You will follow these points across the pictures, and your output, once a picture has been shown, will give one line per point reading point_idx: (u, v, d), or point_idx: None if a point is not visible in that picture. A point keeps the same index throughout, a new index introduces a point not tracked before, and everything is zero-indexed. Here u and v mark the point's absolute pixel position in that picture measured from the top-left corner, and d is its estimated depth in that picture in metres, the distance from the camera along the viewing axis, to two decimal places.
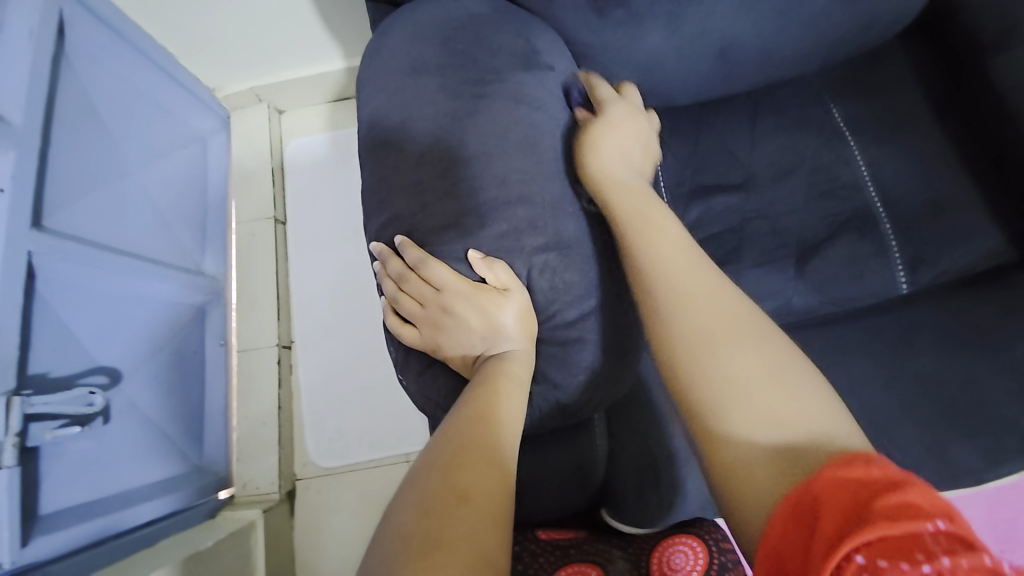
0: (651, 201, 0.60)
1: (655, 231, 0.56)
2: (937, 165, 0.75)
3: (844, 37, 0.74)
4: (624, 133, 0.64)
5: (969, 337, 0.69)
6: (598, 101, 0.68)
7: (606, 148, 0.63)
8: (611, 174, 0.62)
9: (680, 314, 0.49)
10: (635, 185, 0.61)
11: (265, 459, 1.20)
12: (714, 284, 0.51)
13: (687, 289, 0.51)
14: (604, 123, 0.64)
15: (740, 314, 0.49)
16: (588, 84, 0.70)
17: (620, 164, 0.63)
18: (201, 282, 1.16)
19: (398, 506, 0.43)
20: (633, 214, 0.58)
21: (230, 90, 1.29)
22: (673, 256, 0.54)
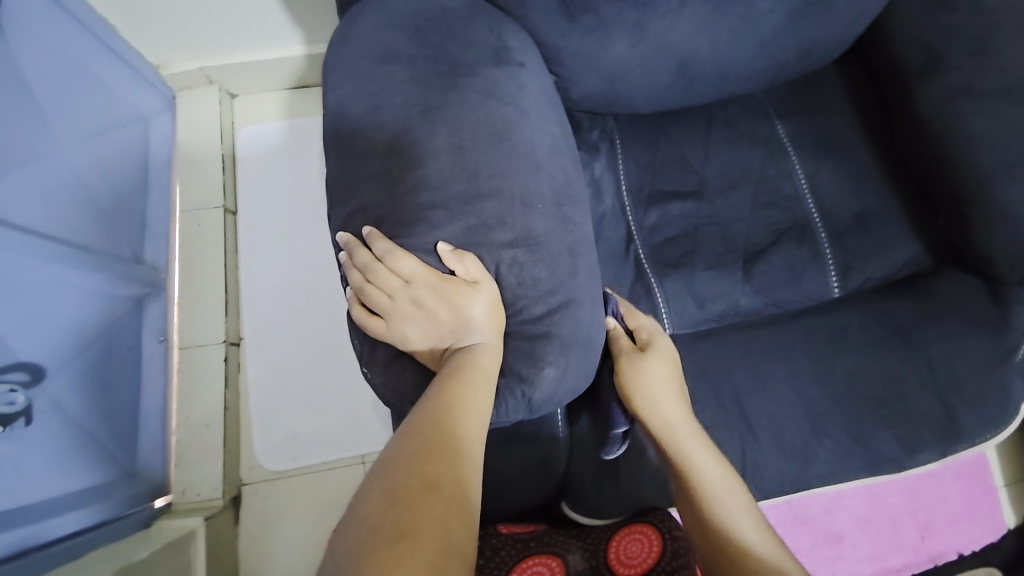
0: (702, 437, 0.65)
1: (716, 469, 0.63)
2: (866, 182, 0.83)
3: (789, 59, 0.80)
4: (669, 365, 0.69)
5: (891, 336, 0.77)
6: (643, 335, 0.71)
7: (659, 381, 0.67)
8: (668, 414, 0.65)
9: (758, 569, 0.56)
10: (687, 418, 0.66)
11: (209, 463, 1.12)
12: (761, 520, 0.61)
13: (757, 549, 0.58)
14: (654, 364, 0.67)
15: (787, 552, 0.59)
16: (630, 316, 0.73)
17: (673, 415, 0.65)
18: (139, 273, 1.09)
19: (364, 496, 0.43)
20: (698, 463, 0.63)
21: (177, 68, 1.20)
22: (730, 495, 0.61)
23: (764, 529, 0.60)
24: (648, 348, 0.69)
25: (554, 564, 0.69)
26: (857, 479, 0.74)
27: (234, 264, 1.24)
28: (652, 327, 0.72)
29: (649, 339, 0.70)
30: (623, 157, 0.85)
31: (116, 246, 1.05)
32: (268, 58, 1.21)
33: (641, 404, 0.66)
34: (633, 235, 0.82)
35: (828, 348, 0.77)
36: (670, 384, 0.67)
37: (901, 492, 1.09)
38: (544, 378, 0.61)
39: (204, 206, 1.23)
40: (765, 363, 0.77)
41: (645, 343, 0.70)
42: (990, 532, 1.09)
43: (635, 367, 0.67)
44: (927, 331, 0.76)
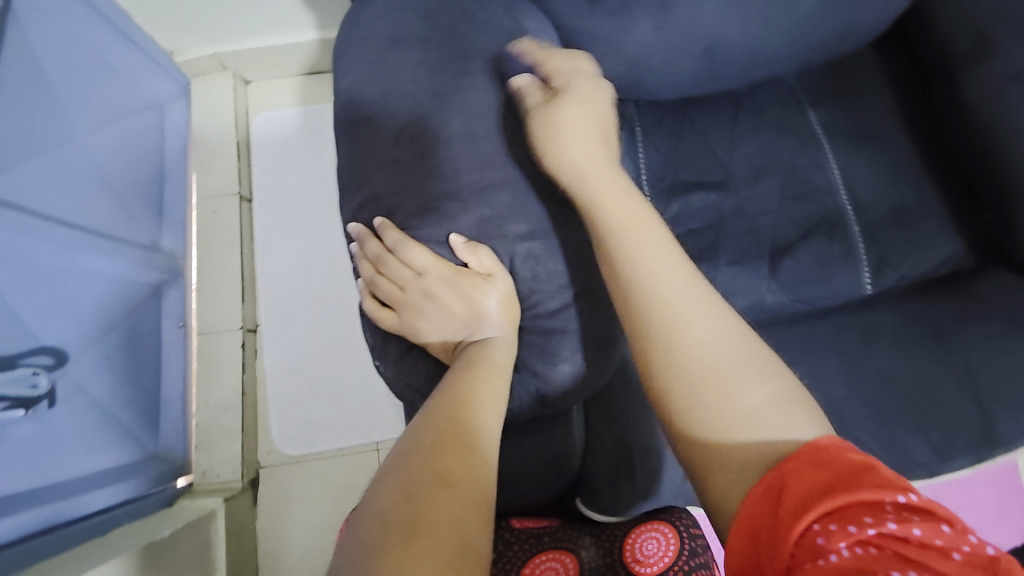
0: (636, 211, 0.56)
1: (644, 241, 0.53)
2: (903, 174, 0.79)
3: (824, 42, 0.75)
4: (590, 128, 0.60)
5: (926, 337, 0.73)
6: (557, 79, 0.61)
7: (575, 132, 0.59)
8: (587, 180, 0.57)
9: (685, 346, 0.48)
10: (611, 189, 0.57)
11: (228, 446, 1.15)
12: (705, 294, 0.51)
13: (688, 323, 0.49)
14: (568, 101, 0.59)
15: (739, 333, 0.49)
16: (540, 61, 0.62)
17: (580, 151, 0.58)
18: (157, 260, 1.10)
19: (378, 489, 0.42)
20: (620, 242, 0.54)
21: (190, 54, 1.20)
22: (661, 273, 0.51)
23: (704, 299, 0.50)
24: (566, 95, 0.60)
25: (567, 559, 0.67)
26: None
27: (251, 251, 1.25)
28: (584, 63, 0.63)
29: (564, 86, 0.61)
30: (644, 145, 0.81)
31: (134, 233, 1.06)
32: (281, 44, 1.19)
33: (541, 143, 0.59)
34: None
35: (857, 348, 0.74)
36: (596, 150, 0.59)
37: (926, 497, 1.04)
38: (559, 373, 0.60)
39: (219, 194, 1.25)
40: (789, 363, 0.74)
41: (563, 81, 0.61)
42: (1016, 537, 1.06)
43: (546, 113, 0.59)
44: (966, 333, 0.72)
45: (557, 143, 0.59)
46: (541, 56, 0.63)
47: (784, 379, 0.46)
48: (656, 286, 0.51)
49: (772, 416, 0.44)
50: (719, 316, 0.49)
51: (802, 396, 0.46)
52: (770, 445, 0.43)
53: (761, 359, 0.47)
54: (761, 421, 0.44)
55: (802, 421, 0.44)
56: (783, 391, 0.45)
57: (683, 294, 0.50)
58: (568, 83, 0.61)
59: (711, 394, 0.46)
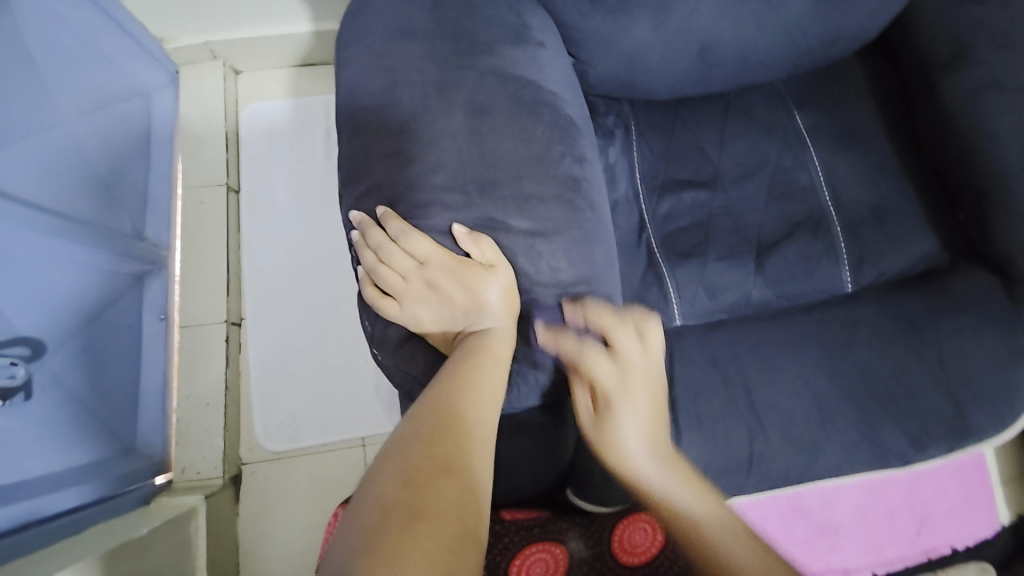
0: (657, 433, 0.64)
1: (651, 448, 0.63)
2: (882, 177, 0.82)
3: (812, 48, 0.79)
4: (641, 420, 0.63)
5: (904, 332, 0.76)
6: (604, 398, 0.62)
7: (630, 432, 0.62)
8: (646, 477, 0.61)
9: (693, 524, 0.59)
10: (654, 434, 0.63)
11: (209, 443, 1.12)
12: (695, 481, 0.62)
13: (691, 503, 0.60)
14: (621, 425, 0.62)
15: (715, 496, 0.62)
16: (576, 351, 0.61)
17: (638, 441, 0.62)
18: (141, 250, 1.07)
19: (376, 476, 0.42)
20: (650, 472, 0.61)
21: (181, 42, 1.18)
22: (667, 476, 0.62)
23: (700, 493, 0.61)
24: (614, 401, 0.61)
25: (557, 551, 0.71)
26: (860, 473, 0.74)
27: (237, 242, 1.23)
28: (619, 336, 0.62)
29: (612, 398, 0.62)
30: (638, 144, 0.83)
31: (117, 221, 1.03)
32: (274, 34, 1.18)
33: (610, 456, 0.62)
34: (645, 224, 0.81)
35: (839, 342, 0.77)
36: (648, 419, 0.63)
37: (898, 486, 1.09)
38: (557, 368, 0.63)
39: (206, 183, 1.22)
40: (775, 356, 0.76)
41: (605, 385, 0.61)
42: (985, 529, 1.11)
43: (598, 426, 0.62)
44: (938, 327, 0.76)
45: (609, 438, 0.62)
46: (585, 324, 0.61)
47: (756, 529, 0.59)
48: (668, 490, 0.61)
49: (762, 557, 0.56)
50: (712, 501, 0.61)
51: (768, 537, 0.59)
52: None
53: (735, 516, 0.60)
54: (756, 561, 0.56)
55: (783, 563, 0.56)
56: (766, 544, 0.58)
57: (686, 490, 0.61)
58: (622, 365, 0.62)
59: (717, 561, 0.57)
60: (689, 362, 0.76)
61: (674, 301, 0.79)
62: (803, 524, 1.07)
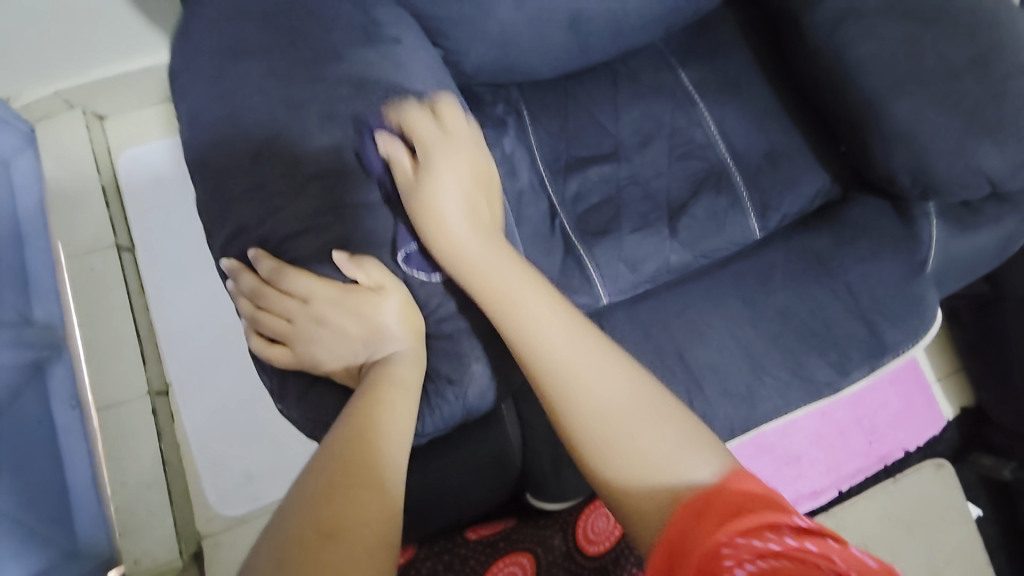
0: (505, 251, 0.55)
1: (516, 283, 0.53)
2: (770, 119, 0.84)
3: (681, 4, 0.78)
4: (467, 193, 0.56)
5: (814, 267, 0.79)
6: (421, 144, 0.56)
7: (449, 196, 0.55)
8: (473, 265, 0.54)
9: (575, 390, 0.49)
10: (510, 273, 0.54)
11: (157, 527, 1.01)
12: (588, 336, 0.52)
13: (573, 361, 0.50)
14: (435, 177, 0.55)
15: (603, 347, 0.52)
16: (404, 118, 0.58)
17: (460, 218, 0.55)
18: (32, 337, 0.98)
19: (254, 558, 0.37)
20: (488, 280, 0.54)
21: (28, 96, 1.04)
22: (567, 339, 0.51)
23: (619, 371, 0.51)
24: (432, 157, 0.56)
25: (525, 560, 0.70)
26: (801, 408, 0.77)
27: (143, 303, 1.12)
28: (446, 113, 0.59)
29: (429, 149, 0.56)
30: (533, 128, 0.81)
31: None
32: (130, 71, 1.07)
33: (428, 225, 0.55)
34: (556, 209, 0.79)
35: (759, 289, 0.78)
36: (475, 190, 0.57)
37: (845, 406, 1.15)
38: (473, 373, 0.58)
39: (91, 248, 1.09)
40: (701, 314, 0.77)
41: (424, 140, 0.56)
42: (931, 426, 1.19)
43: (413, 182, 0.56)
44: (843, 256, 0.79)
45: (434, 226, 0.55)
46: (401, 114, 0.58)
47: (666, 406, 0.49)
48: (556, 350, 0.51)
49: (673, 454, 0.47)
50: (620, 373, 0.50)
51: (680, 418, 0.49)
52: (665, 489, 0.46)
53: (642, 389, 0.50)
54: (655, 463, 0.46)
55: (690, 457, 0.47)
56: (678, 428, 0.48)
57: (593, 361, 0.51)
58: (426, 140, 0.56)
59: (600, 428, 0.48)
60: (621, 337, 0.75)
61: (598, 281, 0.78)
62: (769, 460, 1.11)
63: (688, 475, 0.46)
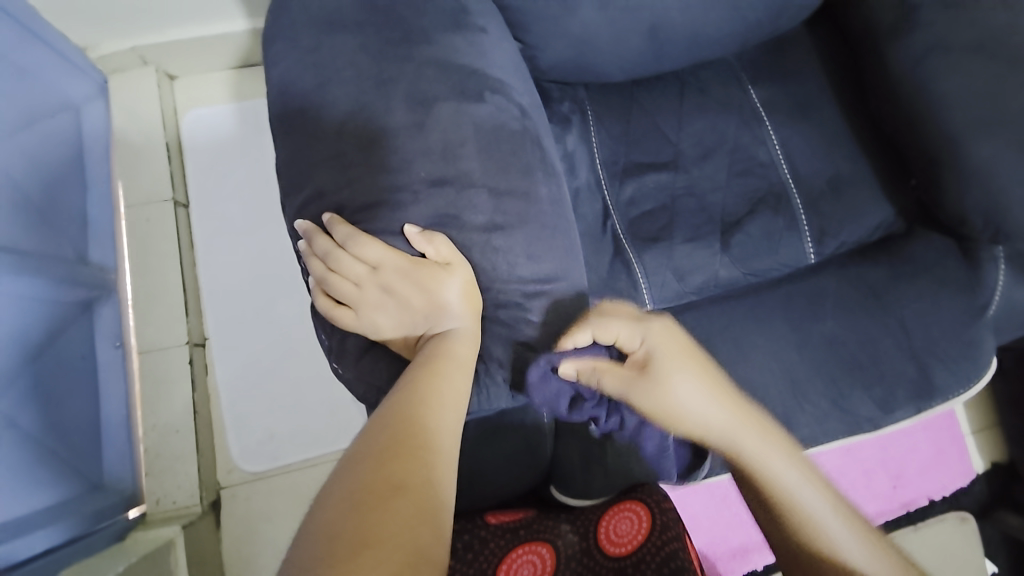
0: (738, 410, 0.62)
1: (745, 429, 0.60)
2: (837, 145, 0.83)
3: (761, 21, 0.78)
4: (692, 371, 0.62)
5: (867, 299, 0.77)
6: (632, 347, 0.62)
7: (680, 384, 0.61)
8: (715, 430, 0.61)
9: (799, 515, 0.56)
10: (737, 423, 0.61)
11: (183, 469, 1.06)
12: (799, 459, 0.60)
13: (790, 480, 0.58)
14: (666, 375, 0.61)
15: (814, 472, 0.59)
16: (601, 328, 0.61)
17: (690, 393, 0.62)
18: (88, 276, 1.00)
19: (326, 498, 0.40)
20: (733, 440, 0.60)
21: (106, 50, 1.09)
22: (784, 469, 0.58)
23: (879, 552, 0.55)
24: (650, 356, 0.61)
25: (545, 550, 0.68)
26: (832, 442, 0.76)
27: (192, 258, 1.16)
28: (625, 311, 0.64)
29: (644, 350, 0.62)
30: (596, 128, 0.81)
31: (58, 248, 0.95)
32: (206, 35, 1.10)
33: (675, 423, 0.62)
34: (609, 210, 0.80)
35: (808, 314, 0.77)
36: (694, 365, 0.63)
37: (870, 447, 1.13)
38: (523, 361, 0.60)
39: (151, 200, 1.14)
40: (746, 332, 0.76)
41: (633, 344, 0.62)
42: (961, 478, 1.15)
43: (646, 392, 0.61)
44: (899, 291, 0.77)
45: (674, 416, 0.62)
46: (597, 333, 0.61)
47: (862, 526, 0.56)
48: (834, 535, 0.55)
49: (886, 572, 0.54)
50: (823, 491, 0.58)
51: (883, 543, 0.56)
52: None
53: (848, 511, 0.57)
54: None
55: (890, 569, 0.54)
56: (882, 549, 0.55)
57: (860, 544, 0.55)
58: (637, 346, 0.62)
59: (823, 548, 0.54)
60: None
61: (644, 287, 0.78)
62: None
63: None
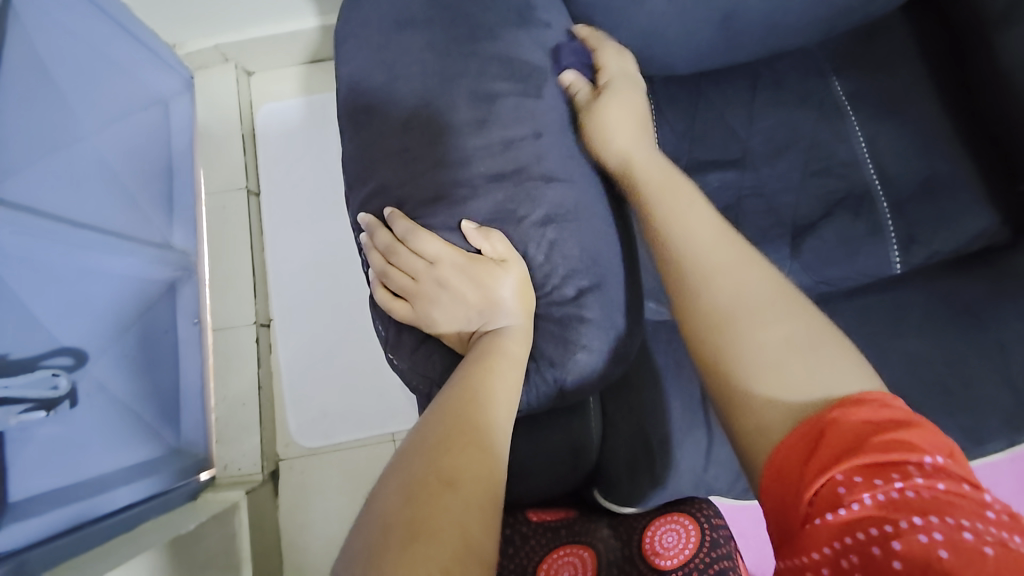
0: (668, 167, 0.60)
1: (660, 174, 0.59)
2: (935, 142, 0.74)
3: (852, 6, 0.71)
4: (633, 122, 0.62)
5: (960, 315, 0.70)
6: (605, 78, 0.64)
7: (619, 113, 0.62)
8: (626, 164, 0.60)
9: (678, 245, 0.52)
10: (657, 169, 0.59)
11: (247, 439, 1.15)
12: (710, 215, 0.54)
13: (683, 216, 0.54)
14: (616, 105, 0.62)
15: (725, 227, 0.54)
16: (597, 51, 0.65)
17: (629, 135, 0.61)
18: (170, 258, 1.06)
19: (383, 487, 0.41)
20: (641, 179, 0.59)
21: (192, 48, 1.17)
22: (692, 211, 0.55)
23: (773, 294, 0.48)
24: (613, 84, 0.63)
25: (585, 554, 0.68)
26: None
27: (261, 244, 1.24)
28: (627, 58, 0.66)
29: (612, 82, 0.63)
30: (658, 123, 0.78)
31: (146, 231, 1.03)
32: (279, 32, 1.16)
33: (601, 148, 0.62)
34: None
35: (887, 330, 0.71)
36: (640, 117, 0.63)
37: None
38: (576, 362, 0.59)
39: (229, 188, 1.23)
40: None
41: (611, 75, 0.64)
42: None
43: (592, 111, 0.62)
44: (1000, 310, 0.69)
45: (605, 145, 0.61)
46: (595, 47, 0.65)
47: (774, 283, 0.48)
48: (724, 274, 0.49)
49: (768, 326, 0.45)
50: (724, 236, 0.52)
51: (793, 301, 0.47)
52: (769, 364, 0.44)
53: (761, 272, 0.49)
54: (758, 339, 0.45)
55: (788, 334, 0.45)
56: (785, 298, 0.47)
57: (767, 293, 0.48)
58: (612, 76, 0.64)
59: (697, 273, 0.50)
60: None
61: None
62: None
63: (772, 340, 0.45)
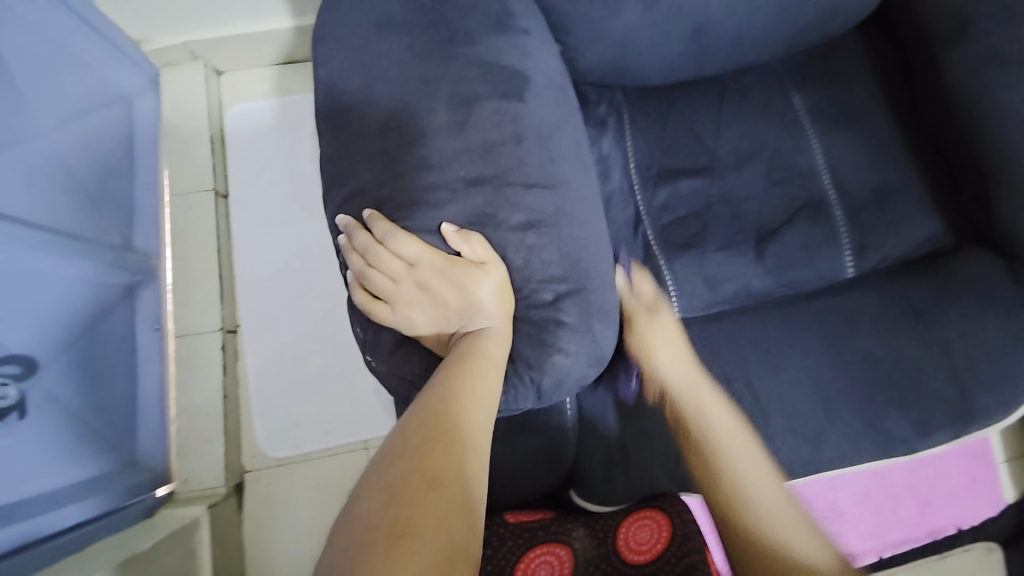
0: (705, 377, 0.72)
1: (703, 389, 0.70)
2: (884, 155, 0.80)
3: (809, 27, 0.76)
4: (674, 342, 0.73)
5: (907, 316, 0.75)
6: (648, 304, 0.74)
7: (665, 331, 0.73)
8: (674, 384, 0.70)
9: (725, 486, 0.63)
10: (701, 386, 0.70)
11: (210, 451, 1.09)
12: (741, 432, 0.68)
13: (726, 441, 0.66)
14: (660, 332, 0.73)
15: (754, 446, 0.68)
16: (637, 280, 0.76)
17: (673, 357, 0.72)
18: (130, 260, 1.02)
19: (363, 490, 0.41)
20: (687, 395, 0.69)
21: (159, 44, 1.13)
22: (728, 429, 0.67)
23: (795, 507, 0.62)
24: (654, 308, 0.74)
25: (562, 552, 0.68)
26: (868, 462, 0.72)
27: (228, 248, 1.20)
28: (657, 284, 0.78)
29: (656, 304, 0.75)
30: (631, 132, 0.81)
31: (103, 233, 0.98)
32: (252, 32, 1.14)
33: (651, 361, 0.71)
34: (641, 216, 0.79)
35: (843, 330, 0.75)
36: (677, 341, 0.73)
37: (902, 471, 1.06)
38: (555, 365, 0.59)
39: (193, 190, 1.18)
40: (778, 346, 0.74)
41: (653, 298, 0.75)
42: (990, 508, 1.08)
43: (641, 333, 0.72)
44: (943, 312, 0.75)
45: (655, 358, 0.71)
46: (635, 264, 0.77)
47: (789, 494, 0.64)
48: (758, 492, 0.63)
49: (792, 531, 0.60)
50: (755, 458, 0.66)
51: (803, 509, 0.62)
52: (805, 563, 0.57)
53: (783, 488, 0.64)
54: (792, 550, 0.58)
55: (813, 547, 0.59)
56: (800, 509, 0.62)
57: (790, 510, 0.62)
58: (655, 301, 0.75)
59: (743, 509, 0.61)
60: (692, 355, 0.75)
61: (674, 295, 0.76)
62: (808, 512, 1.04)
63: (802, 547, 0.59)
